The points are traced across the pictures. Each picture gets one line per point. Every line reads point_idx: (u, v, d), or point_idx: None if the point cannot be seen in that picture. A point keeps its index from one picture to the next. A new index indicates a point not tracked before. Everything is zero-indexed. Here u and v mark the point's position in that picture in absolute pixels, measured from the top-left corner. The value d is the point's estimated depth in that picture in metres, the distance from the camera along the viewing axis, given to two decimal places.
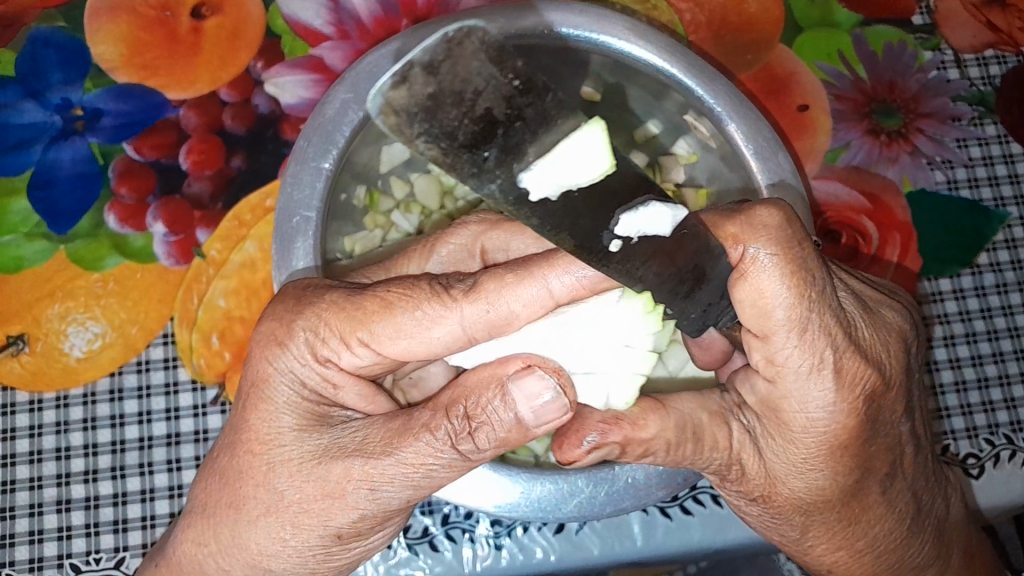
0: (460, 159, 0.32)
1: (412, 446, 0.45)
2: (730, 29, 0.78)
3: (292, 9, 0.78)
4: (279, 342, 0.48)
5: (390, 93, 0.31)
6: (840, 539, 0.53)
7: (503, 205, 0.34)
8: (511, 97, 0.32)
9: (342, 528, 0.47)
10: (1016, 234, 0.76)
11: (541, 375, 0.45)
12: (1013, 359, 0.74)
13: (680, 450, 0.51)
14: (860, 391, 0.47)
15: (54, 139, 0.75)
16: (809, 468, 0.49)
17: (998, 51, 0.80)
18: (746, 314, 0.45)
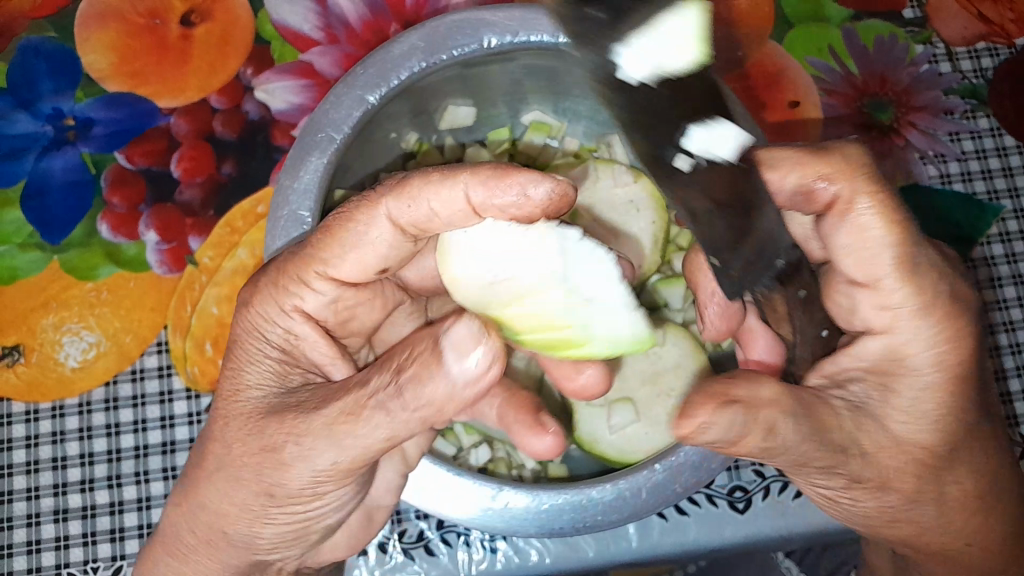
0: None
1: (344, 399, 0.45)
2: None
3: (281, 15, 0.78)
4: (245, 303, 0.51)
5: None
6: (972, 498, 0.53)
7: None
8: None
9: (273, 486, 0.47)
10: (1011, 227, 0.76)
11: (469, 323, 0.43)
12: (1010, 353, 0.74)
13: (784, 432, 0.46)
14: (969, 305, 0.50)
15: (46, 150, 0.75)
16: (939, 413, 0.49)
17: (990, 43, 0.79)
18: (843, 257, 0.50)
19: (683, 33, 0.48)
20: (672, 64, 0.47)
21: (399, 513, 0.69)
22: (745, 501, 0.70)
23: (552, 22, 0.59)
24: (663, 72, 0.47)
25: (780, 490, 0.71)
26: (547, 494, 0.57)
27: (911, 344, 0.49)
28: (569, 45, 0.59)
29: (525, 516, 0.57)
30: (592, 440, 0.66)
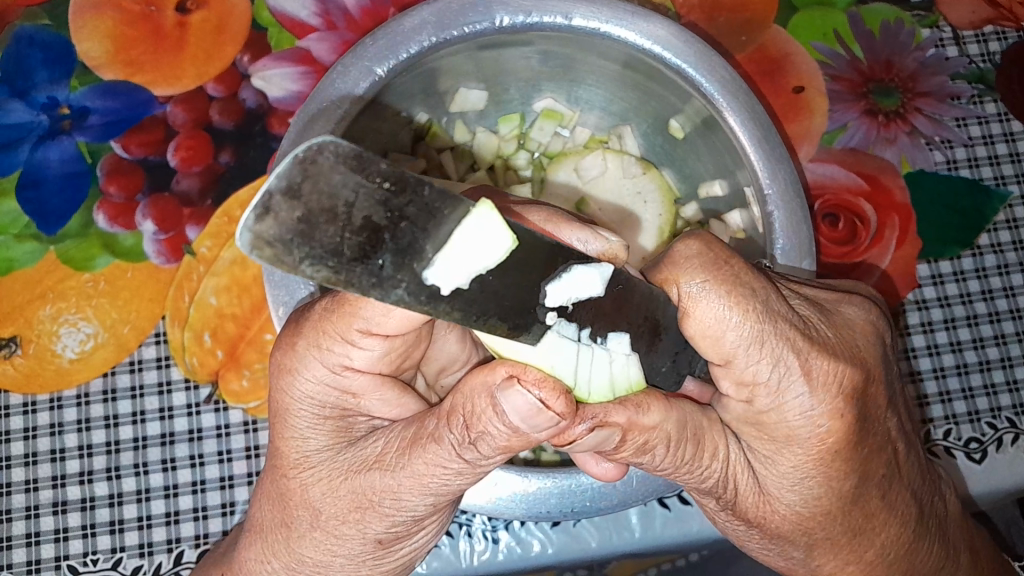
0: (355, 272, 0.30)
1: (422, 456, 0.44)
2: (723, 10, 0.76)
3: (278, 2, 0.77)
4: (289, 370, 0.47)
5: (257, 227, 0.29)
6: (847, 553, 0.50)
7: (417, 307, 0.32)
8: (388, 200, 0.31)
9: (380, 535, 0.47)
10: (1018, 214, 0.75)
11: (524, 392, 0.40)
12: (1016, 342, 0.73)
13: (676, 451, 0.46)
14: (840, 389, 0.44)
15: (41, 139, 0.74)
16: (802, 477, 0.46)
17: (998, 26, 0.78)
18: (702, 345, 0.43)
19: (483, 229, 0.33)
20: (482, 258, 0.34)
21: None
22: None
23: (568, 2, 0.58)
24: (472, 273, 0.33)
25: None
26: (537, 476, 0.52)
27: (776, 416, 0.45)
28: (584, 27, 0.58)
29: (512, 502, 0.53)
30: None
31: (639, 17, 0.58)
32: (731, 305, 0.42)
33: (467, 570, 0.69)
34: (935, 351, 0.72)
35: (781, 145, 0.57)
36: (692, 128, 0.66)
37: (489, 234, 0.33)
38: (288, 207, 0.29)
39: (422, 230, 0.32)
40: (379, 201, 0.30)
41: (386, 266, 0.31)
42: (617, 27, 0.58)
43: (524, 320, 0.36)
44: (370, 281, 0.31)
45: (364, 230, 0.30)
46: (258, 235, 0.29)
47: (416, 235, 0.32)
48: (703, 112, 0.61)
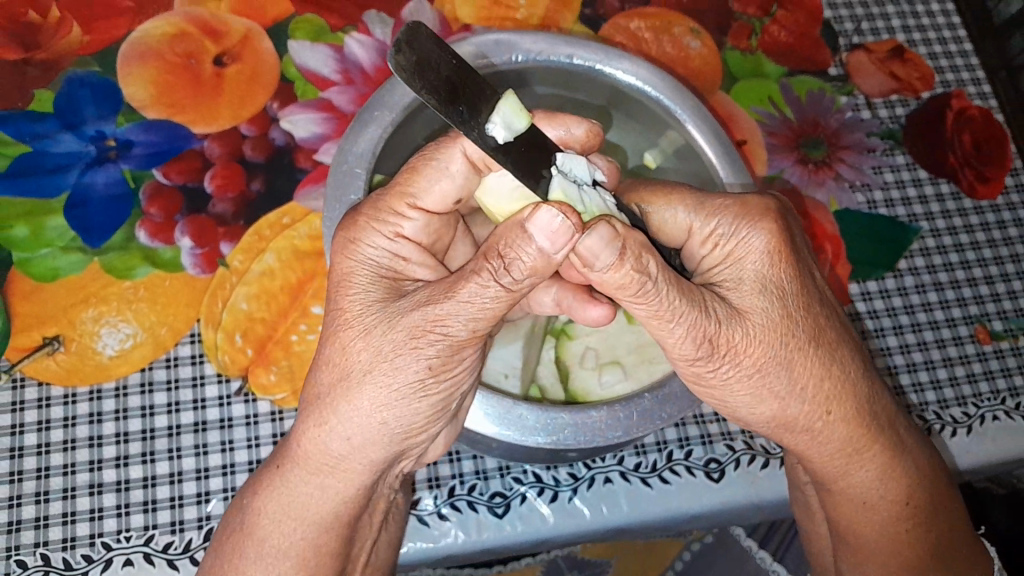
0: (448, 109, 0.49)
1: (466, 286, 0.51)
2: (678, 77, 0.92)
3: (304, 59, 0.90)
4: (353, 238, 0.56)
5: (398, 58, 0.46)
6: (820, 366, 0.58)
7: (485, 149, 0.52)
8: (455, 67, 0.50)
9: (433, 359, 0.51)
10: (928, 244, 0.90)
11: (547, 209, 0.49)
12: (937, 348, 0.86)
13: (670, 269, 0.54)
14: (771, 209, 0.59)
15: (89, 166, 0.83)
16: (764, 282, 0.57)
17: (901, 96, 0.95)
18: (666, 230, 0.63)
19: (512, 108, 0.53)
20: (515, 124, 0.53)
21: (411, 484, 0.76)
22: (719, 472, 0.80)
23: (569, 46, 0.71)
24: (512, 133, 0.53)
25: (750, 462, 0.80)
26: (554, 411, 0.61)
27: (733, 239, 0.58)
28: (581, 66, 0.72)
29: (534, 429, 0.60)
30: (585, 393, 0.72)
31: (629, 60, 0.71)
32: (671, 200, 0.62)
33: (475, 543, 0.76)
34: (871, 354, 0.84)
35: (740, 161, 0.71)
36: (664, 158, 0.79)
37: (516, 110, 0.53)
38: (408, 53, 0.47)
39: (478, 90, 0.51)
40: (452, 66, 0.50)
41: (464, 113, 0.50)
42: (609, 67, 0.71)
43: (532, 173, 0.55)
44: (458, 119, 0.50)
45: (447, 84, 0.49)
46: (400, 64, 0.46)
47: (477, 98, 0.51)
48: (676, 139, 0.75)
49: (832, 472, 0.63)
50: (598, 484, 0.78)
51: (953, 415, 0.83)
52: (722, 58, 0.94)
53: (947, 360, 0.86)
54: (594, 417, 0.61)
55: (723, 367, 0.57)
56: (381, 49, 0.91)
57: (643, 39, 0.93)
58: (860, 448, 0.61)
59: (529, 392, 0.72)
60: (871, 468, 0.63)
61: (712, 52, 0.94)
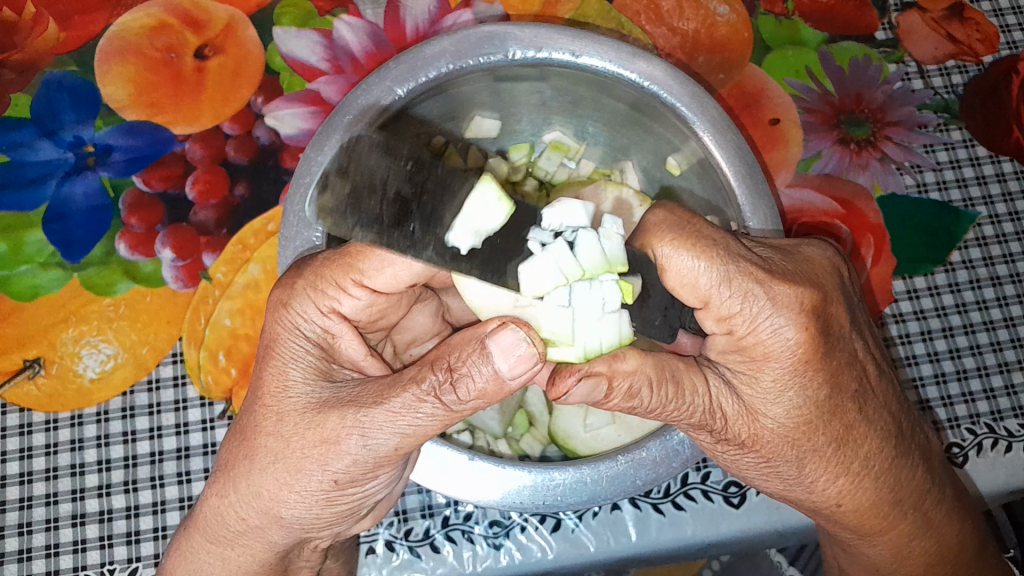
0: (394, 235, 0.42)
1: (401, 396, 0.48)
2: (702, 51, 0.82)
3: (290, 48, 0.83)
4: (284, 304, 0.53)
5: (321, 200, 0.42)
6: (835, 465, 0.54)
7: (443, 264, 0.44)
8: (410, 177, 0.44)
9: (339, 474, 0.50)
10: (987, 232, 0.80)
11: (515, 330, 0.47)
12: (991, 352, 0.77)
13: (660, 391, 0.51)
14: (801, 307, 0.49)
15: (67, 175, 0.79)
16: (782, 390, 0.51)
17: (959, 61, 0.84)
18: (681, 294, 0.50)
19: (485, 201, 0.45)
20: (487, 224, 0.45)
21: (403, 512, 0.72)
22: (740, 496, 0.73)
23: (573, 41, 0.61)
24: (482, 236, 0.45)
25: None
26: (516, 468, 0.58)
27: (754, 332, 0.49)
28: (585, 65, 0.62)
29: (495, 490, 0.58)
30: (567, 436, 0.66)
31: (642, 58, 0.61)
32: (697, 254, 0.48)
33: None
34: (913, 361, 0.76)
35: (765, 182, 0.61)
36: (689, 165, 0.68)
37: (490, 200, 0.45)
38: (341, 181, 0.42)
39: (441, 196, 0.45)
40: (406, 177, 0.44)
41: (415, 230, 0.44)
42: (617, 66, 0.61)
43: (496, 268, 0.46)
44: (405, 244, 0.43)
45: (396, 202, 0.43)
46: (324, 204, 0.41)
47: (435, 207, 0.45)
48: (698, 153, 0.64)
49: (847, 540, 0.61)
50: (604, 512, 0.72)
51: (1008, 428, 0.74)
52: (755, 24, 0.83)
53: (1005, 366, 0.76)
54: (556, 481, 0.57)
55: (726, 446, 0.55)
56: (371, 31, 0.83)
57: (663, 7, 0.82)
58: (875, 531, 0.59)
59: (513, 418, 0.70)
60: (885, 546, 0.60)
61: (744, 22, 0.83)
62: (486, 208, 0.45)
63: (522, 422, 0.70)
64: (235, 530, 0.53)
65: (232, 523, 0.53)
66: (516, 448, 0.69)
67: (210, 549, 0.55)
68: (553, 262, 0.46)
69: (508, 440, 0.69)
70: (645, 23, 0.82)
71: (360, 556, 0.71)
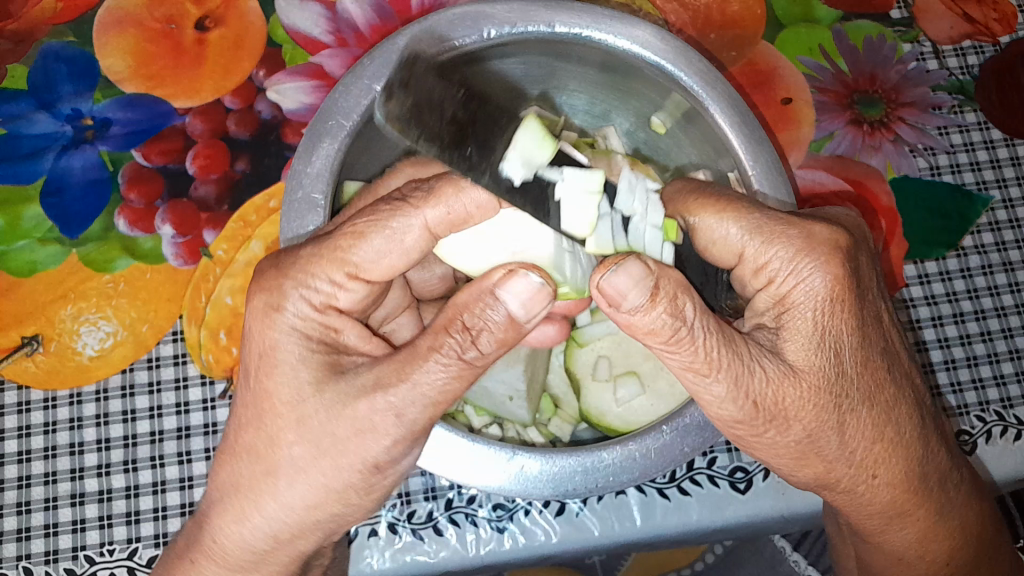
0: (452, 154, 0.42)
1: (426, 370, 0.49)
2: (714, 27, 0.80)
3: (292, 20, 0.81)
4: (276, 307, 0.51)
5: (387, 106, 0.39)
6: (874, 429, 0.52)
7: (498, 192, 0.44)
8: (465, 104, 0.43)
9: (380, 458, 0.51)
10: (1000, 217, 0.79)
11: (525, 276, 0.50)
12: (1001, 338, 0.76)
13: (687, 369, 0.49)
14: (838, 247, 0.50)
15: (65, 148, 0.77)
16: (824, 335, 0.49)
17: (975, 41, 0.83)
18: (714, 253, 0.52)
19: (530, 139, 0.45)
20: (535, 158, 0.46)
21: (407, 494, 0.71)
22: (746, 482, 0.72)
23: (549, 11, 0.60)
24: (532, 167, 0.46)
25: None
26: (559, 456, 0.57)
27: (789, 280, 0.49)
28: (565, 34, 0.60)
29: (539, 479, 0.57)
30: (600, 414, 0.65)
31: (631, 24, 0.60)
32: (722, 213, 0.50)
33: (473, 559, 0.71)
34: (924, 346, 0.75)
35: (761, 128, 0.59)
36: (673, 122, 0.68)
37: (536, 141, 0.45)
38: (403, 93, 0.40)
39: (492, 127, 0.45)
40: (461, 102, 0.43)
41: (472, 154, 0.43)
42: (595, 31, 0.60)
43: (545, 209, 0.46)
44: (464, 166, 0.43)
45: (454, 124, 0.42)
46: (389, 112, 0.39)
47: (489, 136, 0.44)
48: (682, 104, 0.63)
49: (872, 529, 0.59)
50: (609, 496, 0.72)
51: (1018, 416, 0.73)
52: (768, 1, 0.81)
53: (1014, 353, 0.75)
54: (604, 461, 0.56)
55: (762, 432, 0.51)
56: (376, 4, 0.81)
57: None
58: (903, 510, 0.57)
59: (541, 404, 0.70)
60: (911, 529, 0.59)
61: None
62: (537, 146, 0.46)
63: (548, 406, 0.70)
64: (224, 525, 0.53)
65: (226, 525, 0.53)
66: (546, 432, 0.68)
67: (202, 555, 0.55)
68: (581, 191, 0.47)
69: (537, 426, 0.68)
70: None
71: (363, 538, 0.70)
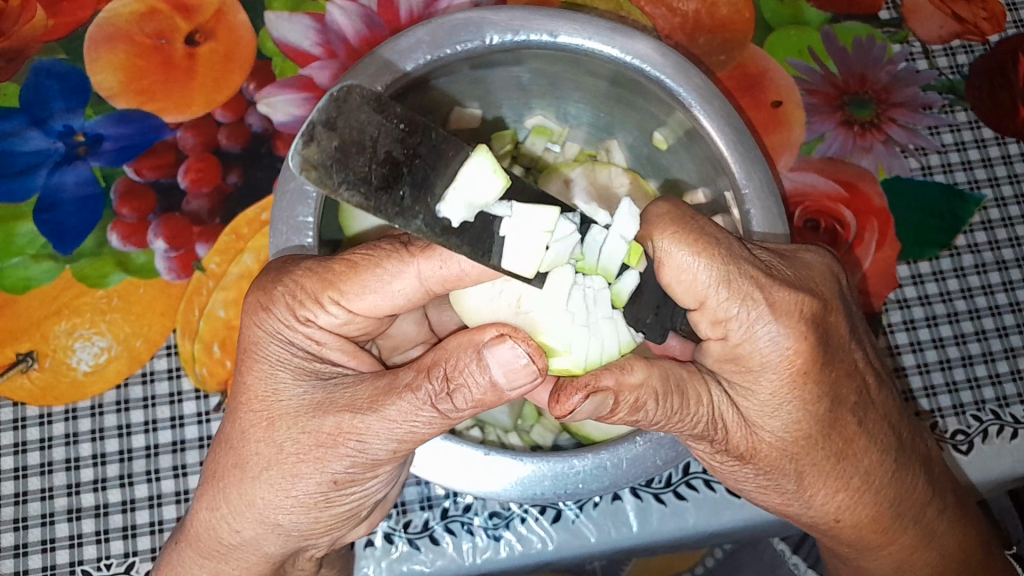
0: (382, 199, 0.39)
1: (397, 404, 0.48)
2: (702, 31, 0.80)
3: (281, 33, 0.81)
4: (264, 307, 0.52)
5: (305, 153, 0.36)
6: (835, 479, 0.53)
7: (432, 236, 0.42)
8: (403, 138, 0.40)
9: (338, 474, 0.50)
10: (993, 215, 0.78)
11: (514, 345, 0.46)
12: (996, 337, 0.76)
13: (666, 404, 0.50)
14: (801, 316, 0.49)
15: (58, 165, 0.78)
16: (780, 404, 0.50)
17: (965, 40, 0.82)
18: (676, 291, 0.48)
19: (480, 172, 0.43)
20: (481, 197, 0.43)
21: (403, 504, 0.71)
22: None
23: (552, 20, 0.60)
24: (475, 208, 0.43)
25: None
26: (533, 458, 0.57)
27: (745, 343, 0.49)
28: (568, 44, 0.60)
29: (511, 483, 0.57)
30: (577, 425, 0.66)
31: (631, 36, 0.60)
32: (697, 254, 0.47)
33: (470, 567, 0.71)
34: (918, 348, 0.75)
35: (755, 148, 0.59)
36: (675, 139, 0.67)
37: (484, 177, 0.43)
38: (327, 137, 0.37)
39: (434, 158, 0.42)
40: (398, 138, 0.40)
41: (405, 197, 0.40)
42: (598, 43, 0.60)
43: (485, 247, 0.44)
44: (394, 210, 0.40)
45: (387, 162, 0.39)
46: (307, 158, 0.36)
47: (426, 172, 0.41)
48: (684, 123, 0.62)
49: (846, 554, 0.61)
50: (605, 503, 0.72)
51: (1014, 415, 0.73)
52: (756, 3, 0.81)
53: (1010, 352, 0.75)
54: (574, 468, 0.57)
55: (724, 454, 0.54)
56: (365, 16, 0.82)
57: None
58: (877, 546, 0.59)
59: (522, 410, 0.70)
60: (887, 560, 0.60)
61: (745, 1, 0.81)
62: (481, 187, 0.43)
63: (531, 413, 0.70)
64: (227, 539, 0.53)
65: (225, 532, 0.53)
66: (527, 440, 0.68)
67: (203, 561, 0.55)
68: (533, 231, 0.45)
69: (518, 432, 0.69)
70: (644, 4, 0.80)
71: (360, 549, 0.70)
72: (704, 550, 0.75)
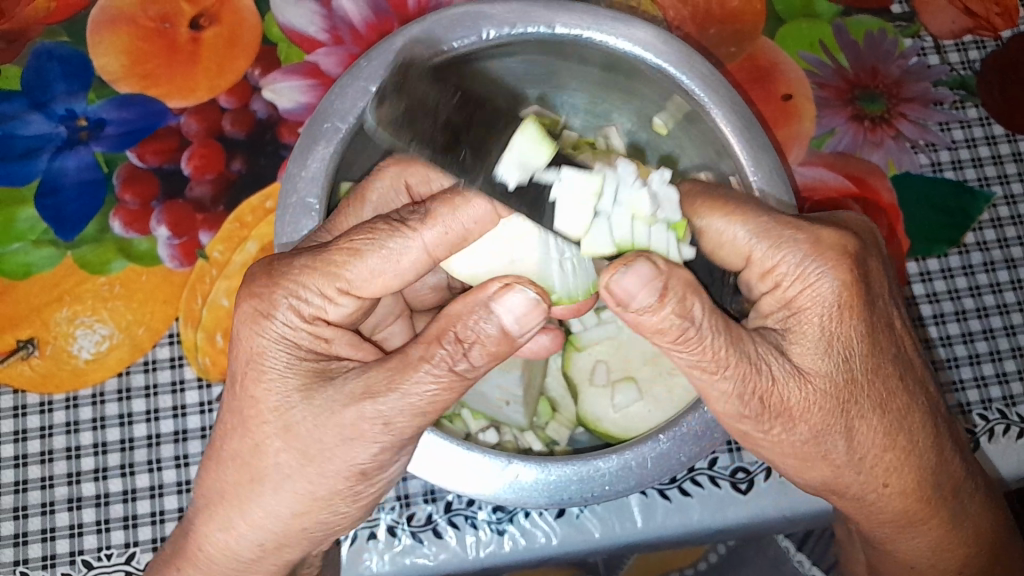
0: (442, 157, 0.44)
1: (411, 376, 0.48)
2: (713, 23, 0.79)
3: (288, 18, 0.80)
4: (265, 314, 0.50)
5: (378, 110, 0.44)
6: (885, 436, 0.52)
7: (491, 193, 0.46)
8: (460, 106, 0.44)
9: (363, 466, 0.50)
10: (1002, 213, 0.78)
11: (523, 291, 0.48)
12: (1004, 336, 0.75)
13: (702, 335, 0.47)
14: (844, 250, 0.50)
15: (59, 149, 0.77)
16: (830, 339, 0.50)
17: (977, 36, 0.82)
18: (723, 255, 0.53)
19: (530, 141, 0.45)
20: (531, 159, 0.45)
21: (406, 497, 0.70)
22: (747, 482, 0.72)
23: (548, 12, 0.59)
24: (528, 170, 0.46)
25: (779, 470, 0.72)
26: (556, 465, 0.57)
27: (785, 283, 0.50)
28: (566, 35, 0.59)
29: (535, 489, 0.57)
30: (594, 419, 0.65)
31: (629, 23, 0.59)
32: (731, 218, 0.51)
33: (473, 562, 0.70)
34: (932, 344, 0.75)
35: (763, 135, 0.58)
36: (675, 124, 0.67)
37: (533, 141, 0.45)
38: (395, 98, 0.43)
39: (492, 128, 0.45)
40: (455, 105, 0.44)
41: (465, 157, 0.45)
42: (597, 32, 0.59)
43: (538, 210, 0.46)
44: (454, 166, 0.45)
45: (446, 128, 0.44)
46: (380, 115, 0.44)
47: (484, 136, 0.45)
48: (683, 106, 0.62)
49: (885, 534, 0.60)
50: (609, 498, 0.71)
51: (1021, 414, 0.73)
52: None
53: (1018, 350, 0.75)
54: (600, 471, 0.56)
55: (769, 430, 0.51)
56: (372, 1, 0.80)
57: None
58: (919, 519, 0.58)
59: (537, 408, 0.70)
60: (925, 537, 0.60)
61: None
62: (531, 153, 0.45)
63: (545, 410, 0.71)
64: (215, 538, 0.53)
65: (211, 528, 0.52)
66: (543, 436, 0.69)
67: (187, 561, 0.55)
68: (577, 196, 0.46)
69: (535, 429, 0.69)
70: None
71: (361, 541, 0.70)
72: (705, 546, 0.72)
